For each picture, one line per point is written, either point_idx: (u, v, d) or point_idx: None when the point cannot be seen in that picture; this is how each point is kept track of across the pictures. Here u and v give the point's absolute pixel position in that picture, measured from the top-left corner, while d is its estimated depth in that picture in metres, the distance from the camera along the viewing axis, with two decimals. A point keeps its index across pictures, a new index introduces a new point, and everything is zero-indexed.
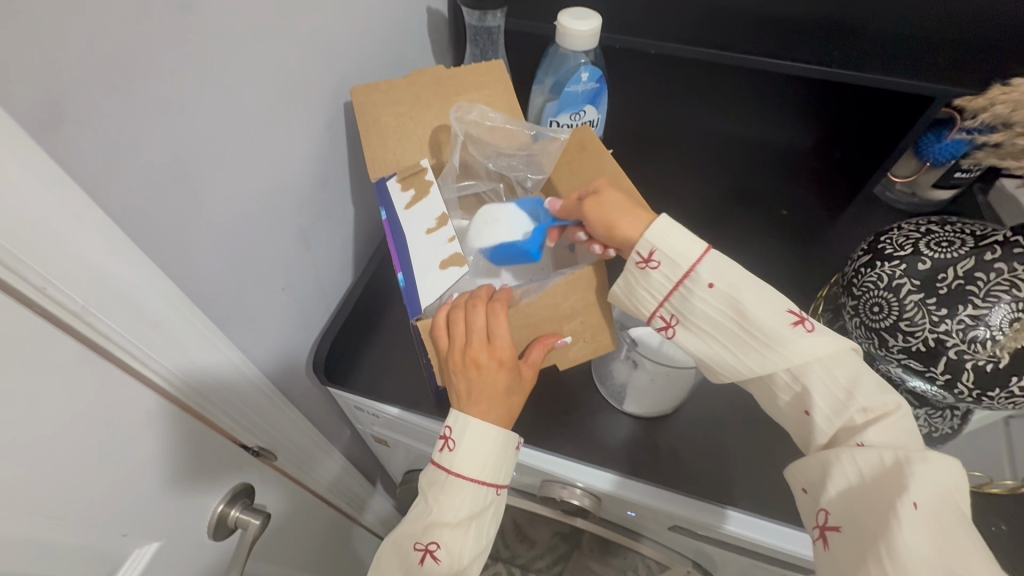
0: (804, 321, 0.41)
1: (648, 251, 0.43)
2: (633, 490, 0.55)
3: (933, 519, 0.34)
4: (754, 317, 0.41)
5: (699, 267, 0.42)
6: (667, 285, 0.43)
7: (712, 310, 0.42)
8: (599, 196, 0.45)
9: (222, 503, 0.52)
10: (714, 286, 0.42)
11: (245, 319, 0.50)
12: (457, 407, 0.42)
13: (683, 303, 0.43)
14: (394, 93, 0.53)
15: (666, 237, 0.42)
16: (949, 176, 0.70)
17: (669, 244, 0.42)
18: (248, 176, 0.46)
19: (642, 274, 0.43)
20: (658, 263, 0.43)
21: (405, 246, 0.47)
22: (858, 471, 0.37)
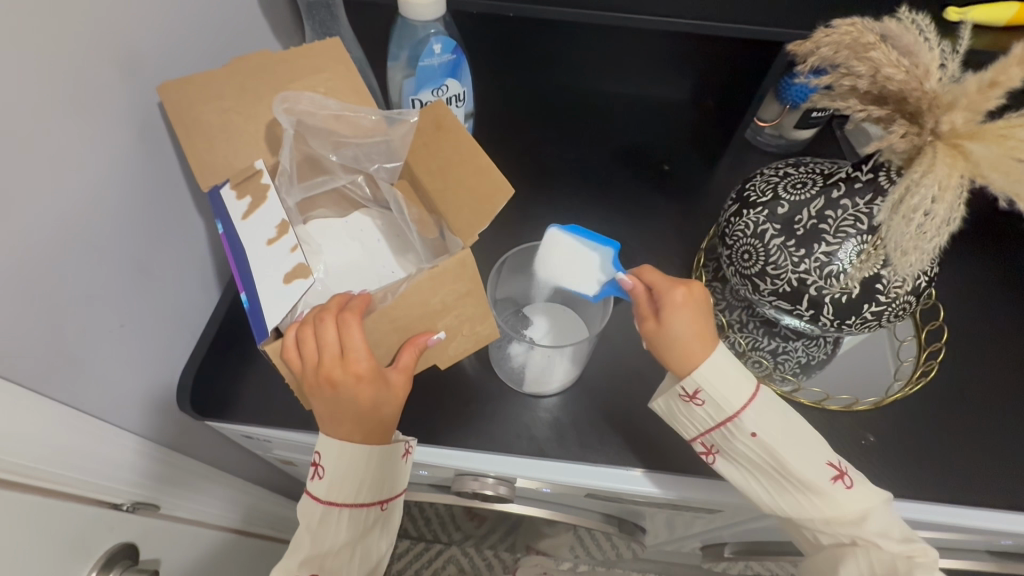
0: (842, 477, 0.45)
1: (693, 389, 0.46)
2: (542, 471, 0.54)
3: None
4: (791, 466, 0.45)
5: (744, 415, 0.45)
6: (710, 421, 0.46)
7: (749, 453, 0.46)
8: (660, 323, 0.47)
9: (95, 571, 0.46)
10: (757, 434, 0.45)
11: (72, 368, 0.44)
12: (323, 430, 0.39)
13: (721, 438, 0.46)
14: (212, 86, 0.46)
15: (716, 379, 0.45)
16: (807, 117, 0.72)
17: (719, 389, 0.45)
18: (35, 204, 0.39)
19: (681, 402, 0.47)
20: (702, 401, 0.46)
21: (244, 262, 0.41)
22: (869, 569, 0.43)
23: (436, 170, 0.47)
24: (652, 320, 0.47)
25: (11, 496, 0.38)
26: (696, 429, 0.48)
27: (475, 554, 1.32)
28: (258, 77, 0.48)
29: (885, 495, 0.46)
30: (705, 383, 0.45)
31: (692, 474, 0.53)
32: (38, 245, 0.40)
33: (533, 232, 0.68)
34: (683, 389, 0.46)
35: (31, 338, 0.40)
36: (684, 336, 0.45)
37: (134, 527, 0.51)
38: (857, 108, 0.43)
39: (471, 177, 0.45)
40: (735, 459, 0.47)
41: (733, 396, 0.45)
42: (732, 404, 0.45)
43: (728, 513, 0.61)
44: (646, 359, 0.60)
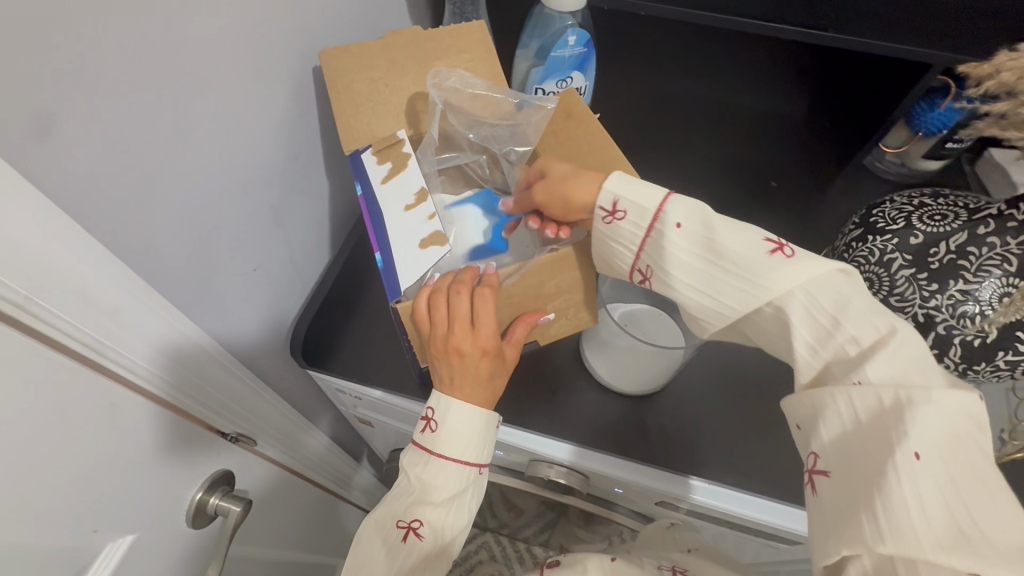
0: (785, 248, 0.38)
1: (611, 204, 0.42)
2: (617, 467, 0.55)
3: (951, 483, 0.28)
4: (729, 255, 0.38)
5: (666, 209, 0.40)
6: (639, 233, 0.41)
7: (682, 253, 0.40)
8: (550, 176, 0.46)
9: (201, 491, 0.51)
10: (683, 225, 0.40)
11: (211, 304, 0.48)
12: (437, 389, 0.41)
13: (654, 251, 0.41)
14: (367, 57, 0.49)
15: (629, 186, 0.42)
16: (941, 147, 0.69)
17: (635, 189, 0.41)
18: (204, 149, 0.43)
19: (689, 236, 0.40)
20: (624, 213, 0.41)
21: (382, 224, 0.44)
22: (854, 412, 0.32)
23: (564, 157, 0.48)
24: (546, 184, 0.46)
25: (147, 407, 0.42)
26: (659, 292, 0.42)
27: (507, 544, 1.33)
28: (405, 52, 0.50)
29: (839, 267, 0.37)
30: (709, 216, 0.39)
31: (775, 499, 0.52)
32: (204, 187, 0.44)
33: None
34: (681, 230, 0.40)
35: (191, 269, 0.45)
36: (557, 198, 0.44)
37: (230, 456, 0.56)
38: None
39: (602, 168, 0.47)
40: (676, 269, 0.40)
41: (783, 275, 0.37)
42: (783, 282, 0.37)
43: (797, 545, 0.59)
44: (737, 374, 0.59)
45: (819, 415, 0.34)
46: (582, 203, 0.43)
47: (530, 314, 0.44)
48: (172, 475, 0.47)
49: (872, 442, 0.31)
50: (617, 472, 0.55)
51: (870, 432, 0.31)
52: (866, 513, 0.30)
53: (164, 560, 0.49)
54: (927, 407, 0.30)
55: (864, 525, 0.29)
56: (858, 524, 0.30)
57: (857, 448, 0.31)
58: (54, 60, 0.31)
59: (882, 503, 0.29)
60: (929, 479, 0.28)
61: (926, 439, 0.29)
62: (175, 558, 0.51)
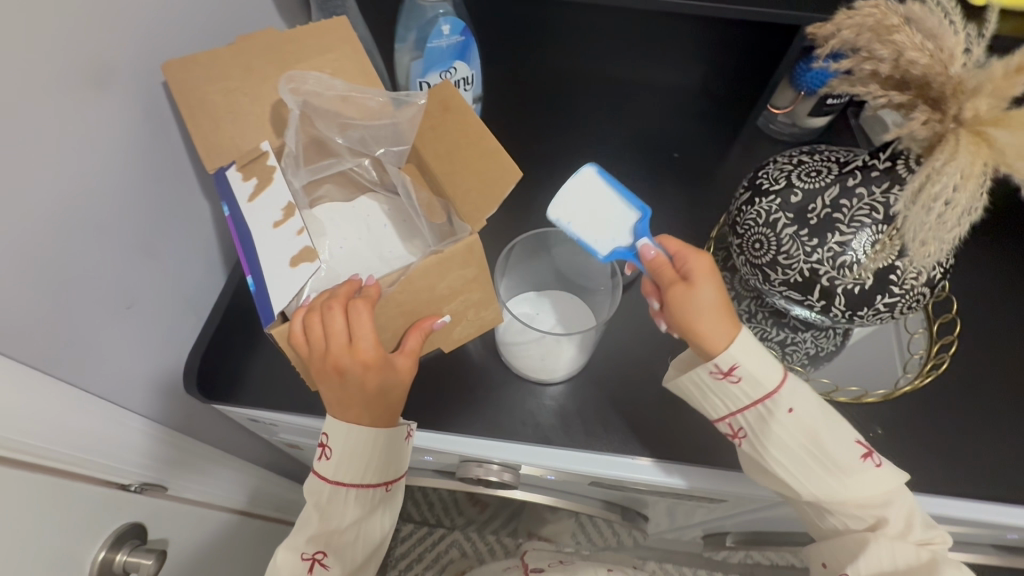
0: (870, 455, 0.45)
1: (728, 367, 0.44)
2: (546, 459, 0.54)
3: None
4: (829, 445, 0.44)
5: (783, 392, 0.45)
6: (745, 401, 0.45)
7: (785, 433, 0.45)
8: (692, 288, 0.44)
9: (104, 549, 0.47)
10: (793, 410, 0.45)
11: (81, 351, 0.44)
12: (328, 412, 0.39)
13: (756, 423, 0.45)
14: (219, 65, 0.46)
15: (751, 356, 0.44)
16: (822, 104, 0.71)
17: (756, 365, 0.44)
18: (40, 183, 0.39)
19: (795, 422, 0.44)
20: (738, 378, 0.44)
21: (250, 244, 0.41)
22: (892, 561, 0.43)
23: (443, 153, 0.47)
24: (683, 284, 0.44)
25: (21, 472, 0.38)
26: (748, 449, 0.46)
27: (477, 539, 1.33)
28: (264, 56, 0.47)
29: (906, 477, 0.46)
30: (803, 400, 0.45)
31: (697, 465, 0.53)
32: (46, 226, 0.40)
33: (539, 221, 0.68)
34: (790, 415, 0.44)
35: (43, 319, 0.41)
36: (677, 324, 0.45)
37: (140, 507, 0.52)
38: (878, 94, 0.42)
39: (480, 161, 0.45)
40: (770, 444, 0.45)
41: (860, 481, 0.44)
42: (854, 486, 0.44)
43: (730, 503, 0.61)
44: (652, 347, 0.60)
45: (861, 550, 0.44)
46: (701, 344, 0.45)
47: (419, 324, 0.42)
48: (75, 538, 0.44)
49: None
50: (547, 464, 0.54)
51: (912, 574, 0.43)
52: None
53: None
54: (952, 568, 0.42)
55: None
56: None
57: None
58: None
59: None
60: None
61: None
62: None
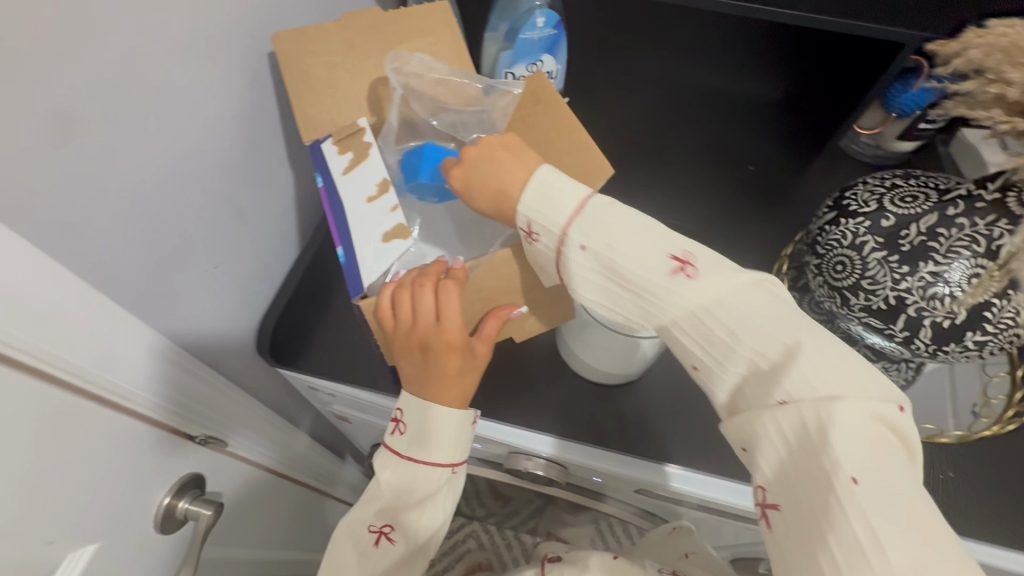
0: (685, 265, 0.35)
1: (528, 224, 0.38)
2: (587, 456, 0.54)
3: (879, 497, 0.29)
4: (626, 270, 0.36)
5: (572, 226, 0.37)
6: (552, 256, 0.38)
7: (588, 270, 0.37)
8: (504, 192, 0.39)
9: (169, 494, 0.50)
10: (588, 246, 0.36)
11: (169, 304, 0.46)
12: (406, 388, 0.40)
13: (548, 256, 0.38)
14: (325, 40, 0.47)
15: (540, 203, 0.38)
16: (915, 127, 0.68)
17: (542, 212, 0.37)
18: (152, 141, 0.41)
19: (595, 257, 0.36)
20: (538, 234, 0.38)
21: (343, 216, 0.42)
22: (780, 432, 0.32)
23: (534, 145, 0.47)
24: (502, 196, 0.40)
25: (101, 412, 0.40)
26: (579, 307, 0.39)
27: (496, 532, 1.32)
28: (367, 34, 0.48)
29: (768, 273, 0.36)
30: (603, 227, 0.36)
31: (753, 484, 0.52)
32: (154, 184, 0.42)
33: None
34: (586, 251, 0.36)
35: (143, 272, 0.43)
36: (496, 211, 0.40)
37: (201, 458, 0.54)
38: (1000, 121, 0.39)
39: (570, 155, 0.46)
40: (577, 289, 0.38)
41: (732, 307, 0.34)
42: (676, 304, 0.35)
43: None
44: None
45: (754, 442, 0.33)
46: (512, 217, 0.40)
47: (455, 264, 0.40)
48: (130, 486, 0.46)
49: (816, 477, 0.30)
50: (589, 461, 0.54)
51: (801, 459, 0.31)
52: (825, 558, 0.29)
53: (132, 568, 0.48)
54: (847, 413, 0.30)
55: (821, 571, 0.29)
56: (817, 562, 0.29)
57: (806, 484, 0.30)
58: None
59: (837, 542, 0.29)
60: (878, 505, 0.28)
61: (861, 463, 0.29)
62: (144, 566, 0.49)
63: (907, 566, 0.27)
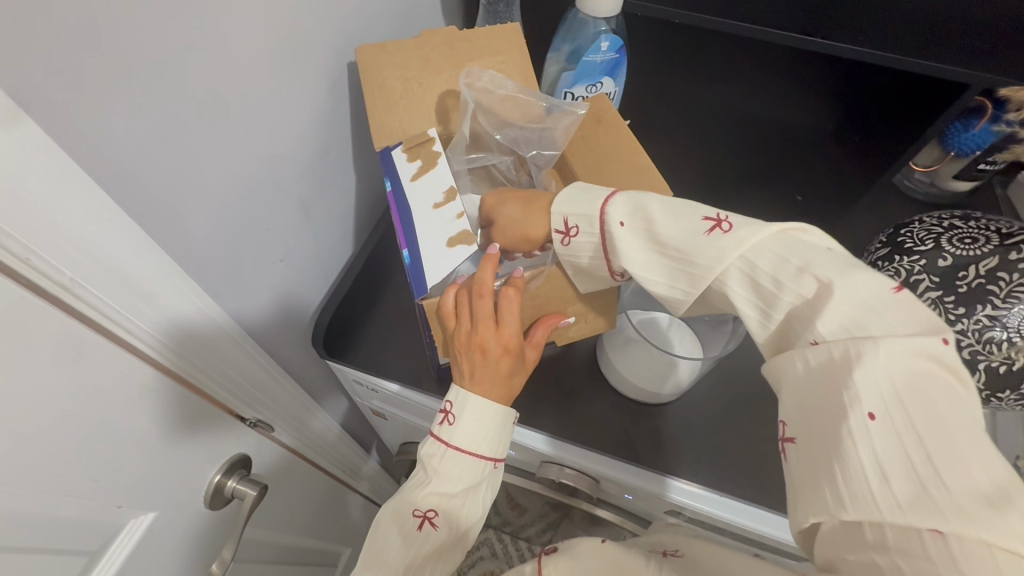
0: (719, 223, 0.34)
1: (564, 224, 0.40)
2: (612, 467, 0.56)
3: (910, 434, 0.25)
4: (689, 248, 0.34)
5: (608, 209, 0.38)
6: (598, 246, 0.39)
7: (633, 252, 0.37)
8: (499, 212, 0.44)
9: (220, 474, 0.53)
10: (625, 224, 0.37)
11: (240, 292, 0.49)
12: (457, 383, 0.41)
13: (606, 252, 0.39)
14: (402, 55, 0.50)
15: (573, 199, 0.40)
16: (973, 167, 0.67)
17: (575, 203, 0.39)
18: (240, 141, 0.44)
19: (635, 237, 0.37)
20: (575, 228, 0.40)
21: (410, 220, 0.44)
22: (806, 366, 0.29)
23: (592, 162, 0.49)
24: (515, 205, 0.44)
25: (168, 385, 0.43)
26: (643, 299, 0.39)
27: (510, 543, 1.32)
28: (441, 50, 0.51)
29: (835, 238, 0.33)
30: (639, 205, 0.37)
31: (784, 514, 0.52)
32: (238, 179, 0.45)
33: None
34: (624, 230, 0.37)
35: (224, 259, 0.46)
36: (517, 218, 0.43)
37: (248, 440, 0.57)
38: None
39: (629, 175, 0.47)
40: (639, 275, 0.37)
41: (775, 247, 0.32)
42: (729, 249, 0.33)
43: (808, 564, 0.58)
44: (753, 388, 0.58)
45: (779, 371, 0.31)
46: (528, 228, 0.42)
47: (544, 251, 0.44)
48: (188, 459, 0.48)
49: (827, 404, 0.28)
50: (612, 472, 0.56)
51: (821, 388, 0.28)
52: (827, 484, 0.27)
53: (180, 538, 0.50)
54: (881, 357, 0.26)
55: (819, 501, 0.28)
56: (821, 493, 0.28)
57: (819, 413, 0.28)
58: (111, 63, 0.32)
59: (842, 476, 0.27)
60: (892, 445, 0.26)
61: (885, 398, 0.26)
62: (190, 538, 0.52)
63: (916, 508, 0.25)
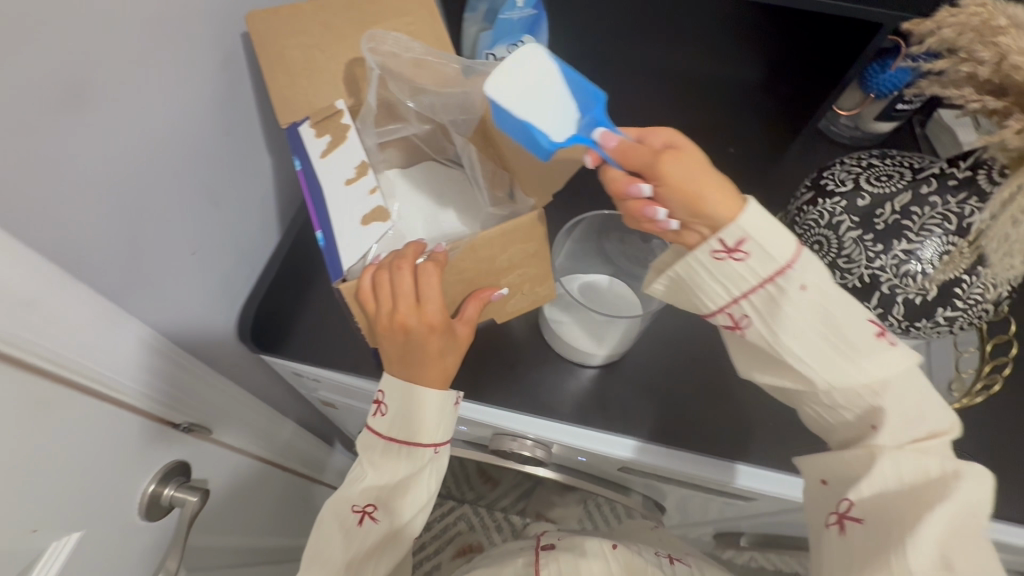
0: (886, 333, 0.40)
1: (734, 242, 0.38)
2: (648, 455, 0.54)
3: (965, 542, 0.34)
4: (846, 327, 0.39)
5: (794, 264, 0.39)
6: (746, 283, 0.40)
7: (802, 311, 0.39)
8: (679, 153, 0.38)
9: (154, 482, 0.50)
10: (805, 286, 0.39)
11: (149, 291, 0.46)
12: (388, 368, 0.40)
13: (764, 306, 0.40)
14: (299, 20, 0.46)
15: (761, 226, 0.38)
16: (892, 108, 0.69)
17: (767, 238, 0.38)
18: (123, 123, 0.40)
19: (811, 298, 0.39)
20: (744, 254, 0.39)
21: (322, 199, 0.42)
22: (898, 475, 0.38)
23: None
24: (672, 153, 0.38)
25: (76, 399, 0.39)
26: (753, 339, 0.41)
27: (486, 515, 1.34)
28: (342, 13, 0.47)
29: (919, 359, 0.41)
30: (828, 273, 0.39)
31: (727, 459, 0.53)
32: (128, 168, 0.41)
33: (588, 205, 0.67)
34: (804, 290, 0.39)
35: (120, 257, 0.42)
36: (682, 182, 0.38)
37: (184, 446, 0.54)
38: (972, 99, 0.40)
39: None
40: (789, 330, 0.40)
41: (878, 361, 0.39)
42: (882, 366, 0.39)
43: (758, 503, 0.61)
44: (696, 343, 0.59)
45: (864, 471, 0.39)
46: (712, 213, 0.38)
47: (683, 236, 0.40)
48: (115, 473, 0.45)
49: (910, 500, 0.36)
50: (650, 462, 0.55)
51: (907, 494, 0.37)
52: (893, 554, 0.35)
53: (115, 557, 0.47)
54: (969, 483, 0.36)
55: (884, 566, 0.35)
56: (887, 557, 0.35)
57: (903, 504, 0.36)
58: None
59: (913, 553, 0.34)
60: (953, 544, 0.34)
61: (960, 510, 0.35)
62: (128, 554, 0.49)
63: None
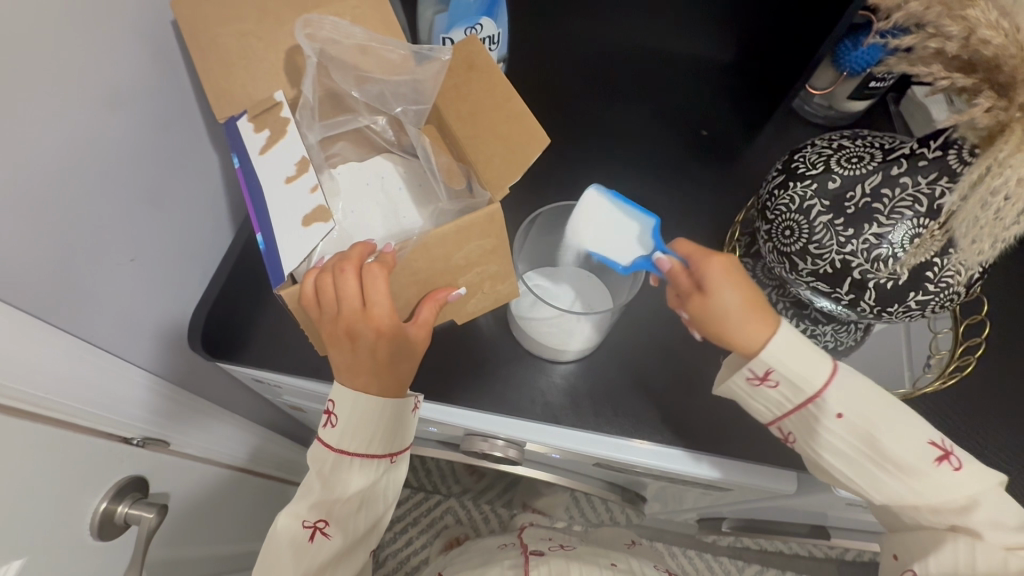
0: (949, 458, 0.41)
1: (763, 371, 0.42)
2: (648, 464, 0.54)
3: None
4: (887, 449, 0.41)
5: (826, 394, 0.42)
6: (787, 405, 0.43)
7: (839, 439, 0.42)
8: (715, 296, 0.42)
9: (106, 500, 0.46)
10: (842, 414, 0.42)
11: (84, 301, 0.43)
12: (337, 378, 0.38)
13: (803, 427, 0.43)
14: (232, 4, 0.43)
15: (789, 358, 0.42)
16: (864, 86, 0.67)
17: (795, 368, 0.42)
18: (41, 122, 0.37)
19: (848, 425, 0.42)
20: (776, 382, 0.42)
21: (261, 199, 0.39)
22: (970, 563, 0.40)
23: (466, 114, 0.44)
24: (707, 292, 0.42)
25: (12, 421, 0.36)
26: (800, 452, 0.45)
27: (472, 508, 1.33)
28: None
29: (1000, 477, 0.42)
30: (859, 398, 0.42)
31: (701, 451, 0.53)
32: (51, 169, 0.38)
33: (556, 195, 0.65)
34: (840, 419, 0.42)
35: (45, 268, 0.39)
36: (718, 318, 0.42)
37: (144, 461, 0.51)
38: (941, 76, 0.38)
39: (502, 123, 0.43)
40: (827, 454, 0.43)
41: (936, 486, 0.41)
42: (936, 488, 0.41)
43: (736, 493, 0.60)
44: (668, 335, 0.58)
45: (935, 549, 0.41)
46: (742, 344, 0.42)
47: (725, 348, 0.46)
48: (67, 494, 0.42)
49: None
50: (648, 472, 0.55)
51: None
52: None
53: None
54: None
55: None
56: None
57: None
58: None
59: None
60: None
61: None
62: None
63: None
